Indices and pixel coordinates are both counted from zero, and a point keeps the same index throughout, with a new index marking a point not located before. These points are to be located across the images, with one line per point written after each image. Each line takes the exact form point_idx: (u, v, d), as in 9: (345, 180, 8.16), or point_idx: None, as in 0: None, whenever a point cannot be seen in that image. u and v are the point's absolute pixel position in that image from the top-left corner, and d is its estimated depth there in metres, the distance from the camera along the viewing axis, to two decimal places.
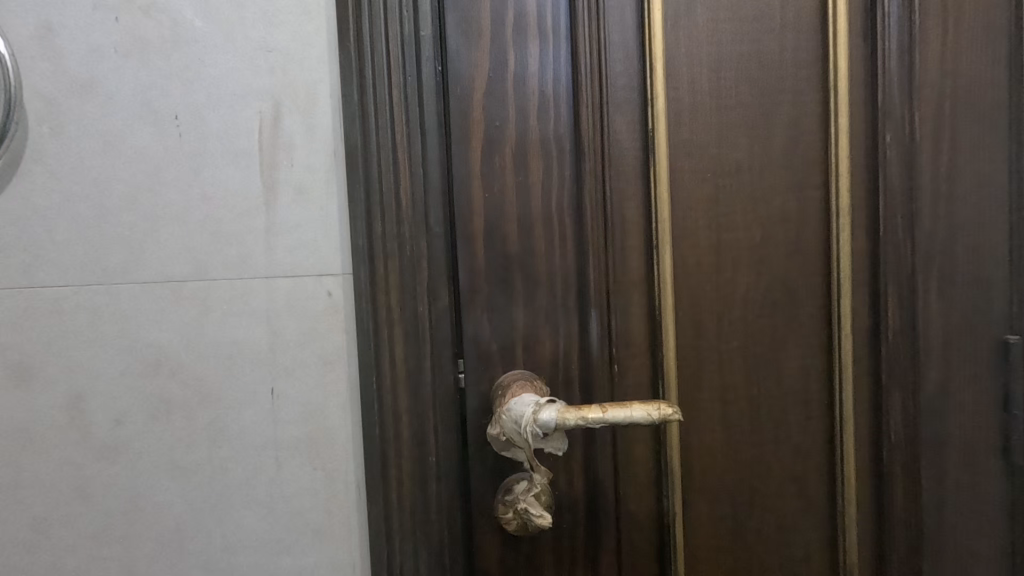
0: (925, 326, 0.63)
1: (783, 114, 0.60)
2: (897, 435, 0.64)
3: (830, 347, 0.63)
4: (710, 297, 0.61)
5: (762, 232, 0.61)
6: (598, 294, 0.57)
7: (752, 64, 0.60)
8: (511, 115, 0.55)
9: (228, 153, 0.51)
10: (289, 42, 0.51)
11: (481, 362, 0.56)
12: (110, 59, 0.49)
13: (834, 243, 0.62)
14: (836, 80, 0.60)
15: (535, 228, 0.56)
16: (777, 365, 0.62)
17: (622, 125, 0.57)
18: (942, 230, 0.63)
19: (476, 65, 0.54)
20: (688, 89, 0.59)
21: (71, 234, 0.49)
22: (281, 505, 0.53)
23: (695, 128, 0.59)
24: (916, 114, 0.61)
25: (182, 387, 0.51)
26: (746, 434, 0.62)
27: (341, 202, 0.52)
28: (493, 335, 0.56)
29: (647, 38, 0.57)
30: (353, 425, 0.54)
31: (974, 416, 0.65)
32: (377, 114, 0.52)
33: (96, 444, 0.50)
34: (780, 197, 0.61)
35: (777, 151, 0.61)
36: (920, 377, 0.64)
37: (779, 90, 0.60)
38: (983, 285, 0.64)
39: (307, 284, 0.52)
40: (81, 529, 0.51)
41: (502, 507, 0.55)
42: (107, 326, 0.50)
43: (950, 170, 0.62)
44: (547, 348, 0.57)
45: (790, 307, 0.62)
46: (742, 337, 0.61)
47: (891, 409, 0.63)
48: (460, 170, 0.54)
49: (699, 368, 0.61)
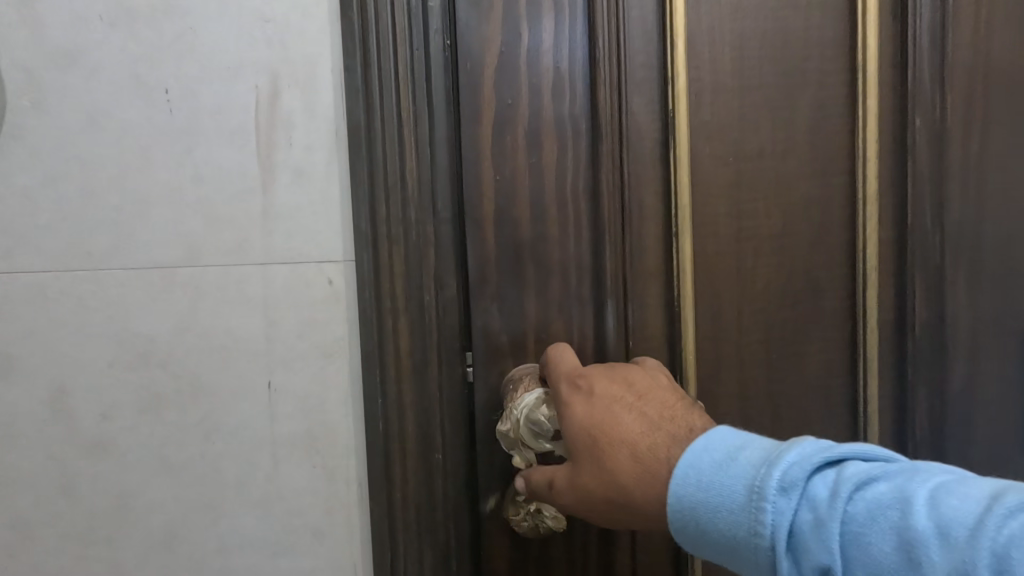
0: (953, 320, 0.60)
1: (808, 95, 0.57)
2: (922, 433, 0.61)
3: (855, 342, 0.60)
4: (731, 289, 0.58)
5: (785, 221, 0.58)
6: (614, 283, 0.54)
7: (776, 42, 0.56)
8: (523, 93, 0.52)
9: (222, 131, 0.48)
10: (287, 13, 0.48)
11: (490, 356, 0.53)
12: (95, 29, 0.46)
13: (860, 233, 0.59)
14: (865, 60, 0.57)
15: (548, 213, 0.53)
16: (799, 361, 0.60)
17: (640, 105, 0.54)
18: (973, 219, 0.60)
19: (487, 39, 0.51)
20: (709, 67, 0.55)
21: (54, 216, 0.46)
22: (278, 504, 0.51)
23: (716, 110, 0.56)
24: (948, 97, 0.58)
25: (173, 381, 0.48)
26: (767, 433, 0.60)
27: (342, 184, 0.49)
28: (503, 326, 0.53)
29: (667, 12, 0.54)
30: (354, 420, 0.51)
31: (1003, 414, 0.62)
32: (381, 91, 0.48)
33: (82, 439, 0.48)
34: (805, 183, 0.58)
35: (802, 135, 0.58)
36: (948, 373, 0.61)
37: (804, 70, 0.57)
38: (1014, 277, 0.61)
39: (307, 272, 0.49)
40: (66, 529, 0.48)
41: (511, 508, 0.52)
42: (94, 314, 0.47)
43: (982, 156, 0.59)
44: (559, 341, 0.54)
45: (814, 299, 0.59)
46: (763, 330, 0.59)
47: (916, 406, 0.61)
48: (469, 150, 0.51)
49: (718, 363, 0.58)
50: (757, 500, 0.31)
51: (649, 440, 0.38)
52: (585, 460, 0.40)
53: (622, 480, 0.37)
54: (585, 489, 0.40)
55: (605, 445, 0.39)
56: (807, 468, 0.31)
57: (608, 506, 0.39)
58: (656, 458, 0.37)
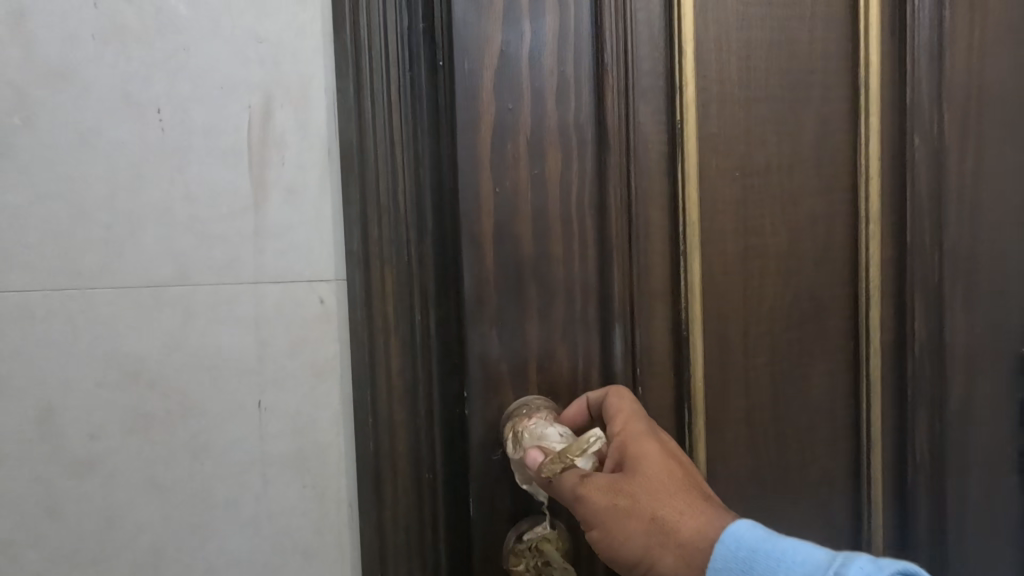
0: (952, 339, 0.60)
1: (812, 109, 0.57)
2: (923, 455, 0.60)
3: (858, 361, 0.60)
4: (735, 309, 0.57)
5: (789, 239, 0.58)
6: (622, 306, 0.52)
7: (781, 55, 0.56)
8: (525, 99, 0.49)
9: (214, 150, 0.48)
10: (280, 32, 0.48)
11: (489, 384, 0.50)
12: (87, 48, 0.46)
13: (863, 252, 0.58)
14: (869, 75, 0.56)
15: (551, 229, 0.50)
16: (800, 380, 0.59)
17: (645, 114, 0.53)
18: (969, 238, 0.59)
19: (487, 38, 0.47)
20: (716, 80, 0.55)
21: (44, 236, 0.46)
22: (268, 525, 0.50)
23: (722, 121, 0.55)
24: (945, 116, 0.58)
25: (162, 401, 0.48)
26: (771, 453, 0.59)
27: (334, 203, 0.50)
28: (503, 352, 0.50)
29: (675, 19, 0.53)
30: (346, 439, 0.51)
31: (996, 433, 0.62)
32: (373, 110, 0.49)
33: (69, 459, 0.47)
34: (808, 197, 0.57)
35: (807, 150, 0.57)
36: (947, 393, 0.60)
37: (808, 85, 0.57)
38: (1006, 297, 0.61)
39: (299, 290, 0.49)
40: (53, 551, 0.48)
41: (512, 558, 0.50)
42: (83, 333, 0.47)
43: (978, 175, 0.59)
44: (562, 367, 0.52)
45: (817, 317, 0.59)
46: (768, 350, 0.58)
47: (919, 427, 0.60)
48: (467, 161, 0.48)
49: (726, 383, 0.57)
50: (840, 563, 0.35)
51: (696, 494, 0.42)
52: (646, 478, 0.42)
53: (681, 527, 0.40)
54: (631, 532, 0.41)
55: (659, 488, 0.42)
56: (897, 561, 0.34)
57: (644, 522, 0.41)
58: (706, 513, 0.41)
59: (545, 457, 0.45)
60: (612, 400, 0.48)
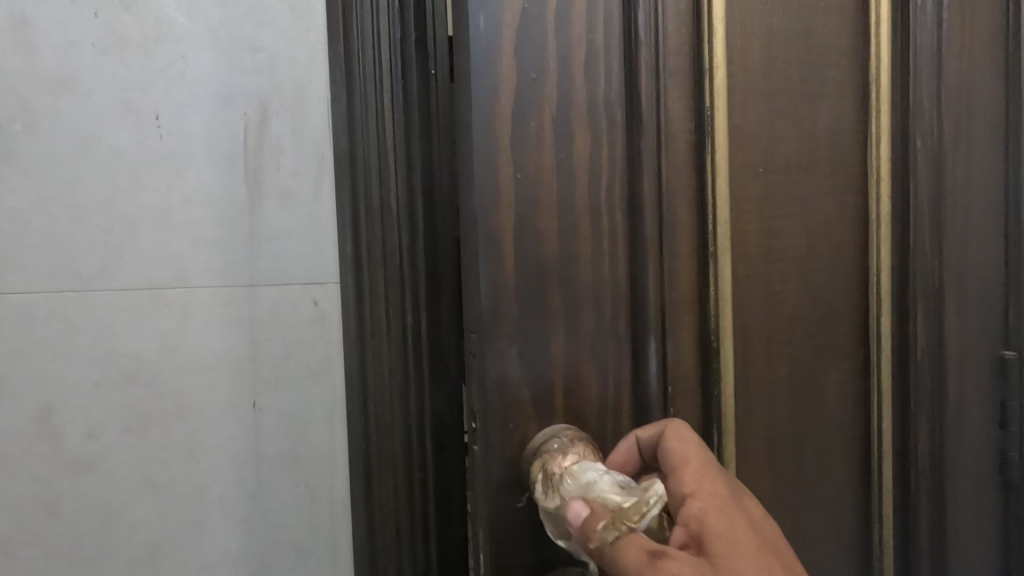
0: (944, 338, 0.54)
1: (829, 87, 0.51)
2: (923, 470, 0.54)
3: (869, 368, 0.53)
4: (760, 312, 0.49)
5: (810, 242, 0.51)
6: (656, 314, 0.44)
7: (795, 19, 0.49)
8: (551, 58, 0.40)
9: (211, 156, 0.49)
10: (277, 43, 0.50)
11: (508, 416, 0.40)
12: (88, 56, 0.47)
13: (872, 257, 0.53)
14: (875, 55, 0.51)
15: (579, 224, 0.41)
16: (818, 390, 0.52)
17: (676, 90, 0.45)
18: (958, 225, 0.53)
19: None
20: (740, 55, 0.47)
21: (43, 238, 0.47)
22: (262, 523, 0.51)
23: (746, 98, 0.48)
24: (936, 90, 0.52)
25: (159, 401, 0.49)
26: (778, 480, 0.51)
27: (328, 207, 0.52)
28: (524, 375, 0.40)
29: None
30: (338, 438, 0.53)
31: (980, 440, 0.56)
32: (365, 116, 0.50)
33: (66, 458, 0.48)
34: (830, 183, 0.52)
35: (823, 143, 0.51)
36: (943, 400, 0.54)
37: (824, 60, 0.50)
38: (989, 293, 0.55)
39: (293, 294, 0.51)
40: (48, 550, 0.48)
41: None
42: (81, 335, 0.48)
43: (964, 159, 0.53)
44: (594, 392, 0.42)
45: (830, 324, 0.52)
46: (789, 363, 0.51)
47: (919, 439, 0.53)
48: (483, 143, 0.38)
49: (751, 405, 0.49)
50: None
51: None
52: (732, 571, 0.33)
53: None
54: None
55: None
56: None
57: None
58: None
59: (592, 512, 0.35)
60: (675, 445, 0.39)
